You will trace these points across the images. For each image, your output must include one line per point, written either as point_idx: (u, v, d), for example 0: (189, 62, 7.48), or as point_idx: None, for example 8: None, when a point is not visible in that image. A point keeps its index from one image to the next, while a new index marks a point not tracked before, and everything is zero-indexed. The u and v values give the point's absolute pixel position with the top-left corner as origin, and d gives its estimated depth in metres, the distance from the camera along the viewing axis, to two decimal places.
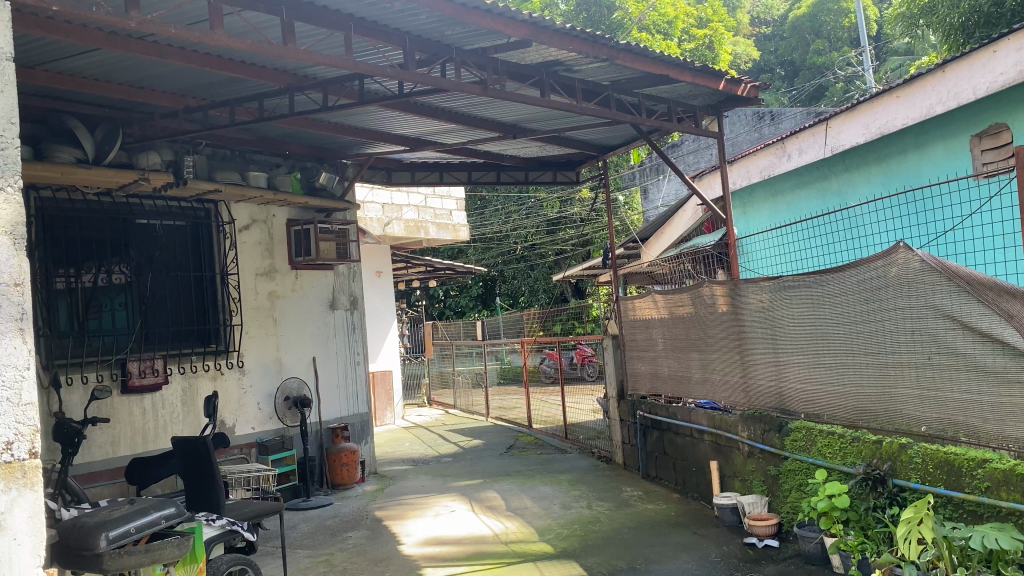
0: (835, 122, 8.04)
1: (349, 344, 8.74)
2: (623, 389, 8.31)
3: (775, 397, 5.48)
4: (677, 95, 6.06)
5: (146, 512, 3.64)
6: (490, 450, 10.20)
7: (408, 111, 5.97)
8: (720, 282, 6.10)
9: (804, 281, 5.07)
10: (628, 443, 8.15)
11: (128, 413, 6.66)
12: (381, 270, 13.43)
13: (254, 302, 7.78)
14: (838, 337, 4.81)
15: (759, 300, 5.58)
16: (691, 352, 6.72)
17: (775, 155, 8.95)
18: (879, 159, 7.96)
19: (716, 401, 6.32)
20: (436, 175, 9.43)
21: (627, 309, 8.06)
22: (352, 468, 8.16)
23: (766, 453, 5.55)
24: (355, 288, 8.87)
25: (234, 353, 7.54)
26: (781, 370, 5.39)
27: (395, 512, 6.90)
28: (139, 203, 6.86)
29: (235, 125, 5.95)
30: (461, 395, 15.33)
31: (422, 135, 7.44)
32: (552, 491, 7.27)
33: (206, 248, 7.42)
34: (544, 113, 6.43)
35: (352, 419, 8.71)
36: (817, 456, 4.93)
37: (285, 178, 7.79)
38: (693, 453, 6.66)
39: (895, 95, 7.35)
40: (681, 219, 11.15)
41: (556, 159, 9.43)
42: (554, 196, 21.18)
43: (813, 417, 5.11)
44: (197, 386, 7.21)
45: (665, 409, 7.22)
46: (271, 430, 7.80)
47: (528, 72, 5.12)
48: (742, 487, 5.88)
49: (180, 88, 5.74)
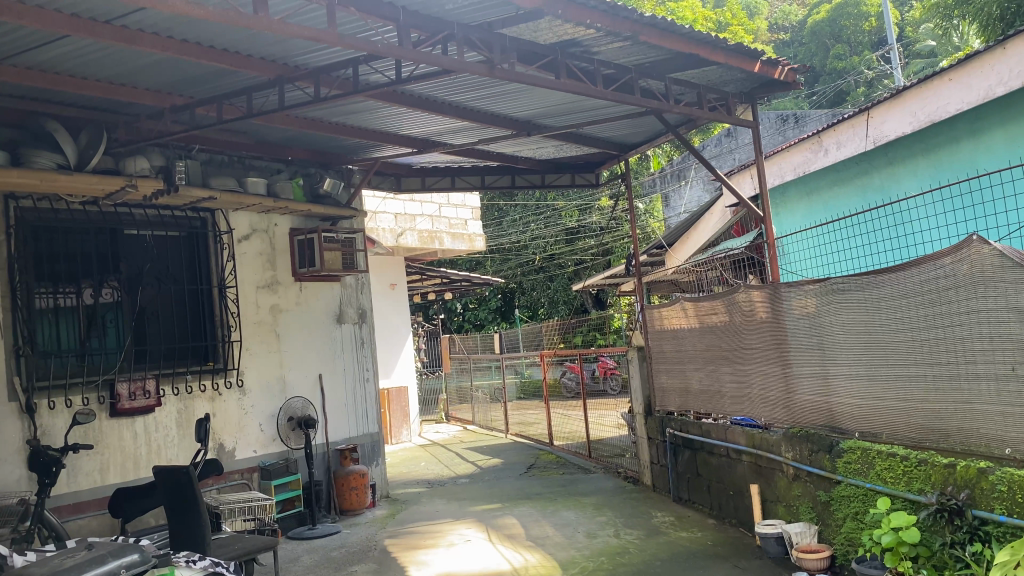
0: (878, 111, 7.49)
1: (358, 361, 8.23)
2: (651, 404, 7.75)
3: (824, 413, 4.91)
4: (711, 80, 5.46)
5: (103, 561, 3.13)
6: (509, 470, 9.66)
7: (412, 104, 5.48)
8: (758, 286, 5.55)
9: (860, 281, 4.51)
10: (657, 464, 7.56)
11: (118, 437, 6.20)
12: (396, 282, 13.01)
13: (255, 317, 7.30)
14: (897, 344, 4.25)
15: (804, 307, 5.03)
16: (726, 364, 6.15)
17: (810, 150, 8.41)
18: (926, 151, 7.37)
19: (755, 418, 5.75)
20: (447, 180, 8.91)
21: (653, 318, 7.51)
22: (362, 492, 7.60)
23: (814, 476, 4.95)
24: (363, 300, 8.36)
25: (233, 371, 7.05)
26: (830, 380, 4.83)
27: (407, 542, 6.36)
28: (128, 212, 6.43)
29: (222, 124, 5.45)
30: (479, 411, 14.82)
31: (430, 135, 6.95)
32: (576, 517, 6.70)
33: (202, 260, 6.98)
34: (560, 104, 5.91)
35: (361, 440, 8.17)
36: (875, 480, 4.34)
37: (286, 184, 7.30)
38: (730, 475, 6.07)
39: (948, 78, 6.76)
40: (709, 222, 10.64)
41: (575, 160, 8.91)
42: (573, 205, 21.28)
43: (869, 435, 4.51)
44: (194, 408, 6.72)
45: (698, 427, 6.65)
46: (275, 453, 7.30)
47: (541, 53, 4.59)
48: (787, 514, 5.28)
49: (165, 85, 5.27)
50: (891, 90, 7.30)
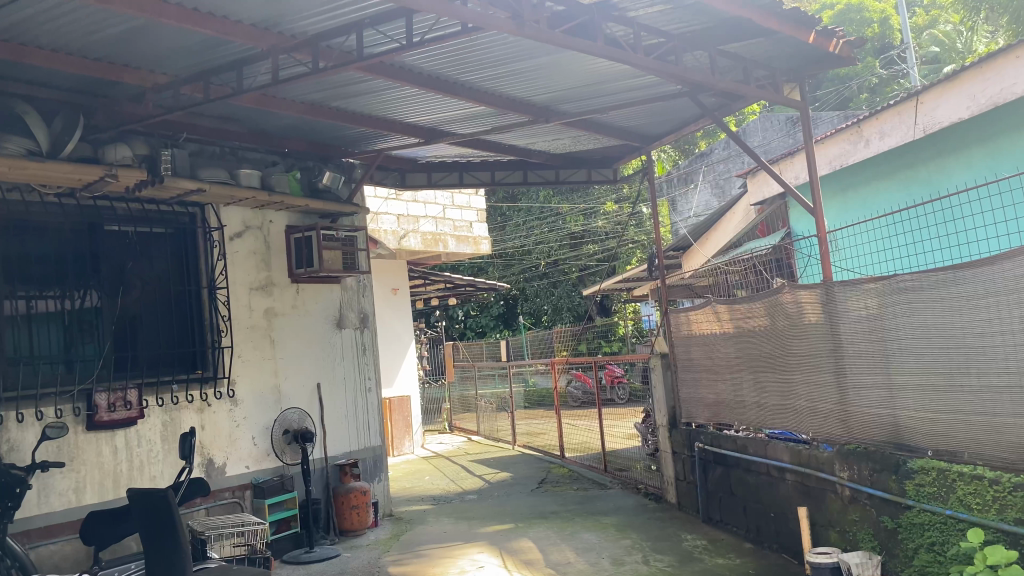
0: (929, 96, 6.99)
1: (359, 368, 7.65)
2: (676, 415, 7.18)
3: (887, 428, 4.33)
4: (757, 54, 4.94)
5: None
6: (520, 485, 9.07)
7: (425, 82, 4.94)
8: (807, 287, 5.01)
9: (937, 278, 3.95)
10: (683, 480, 6.98)
11: (96, 453, 5.62)
12: (398, 286, 12.44)
13: (248, 321, 6.73)
14: (980, 351, 3.70)
15: (865, 308, 4.48)
16: (766, 372, 5.59)
17: (850, 141, 7.98)
18: (984, 140, 6.84)
19: (800, 432, 5.20)
20: (455, 176, 8.36)
21: (679, 323, 6.96)
22: (363, 511, 7.02)
23: (875, 500, 4.38)
24: (365, 303, 7.80)
25: (224, 381, 6.48)
26: (896, 390, 4.26)
27: (413, 568, 5.78)
28: (109, 206, 5.90)
29: (210, 104, 4.88)
30: (484, 420, 14.23)
31: (439, 123, 6.40)
32: (599, 540, 6.12)
33: (190, 260, 6.41)
34: (586, 84, 5.35)
35: (363, 454, 7.59)
36: (958, 507, 3.78)
37: (282, 176, 6.73)
38: (771, 494, 5.50)
39: (1014, 55, 6.19)
40: (732, 222, 10.12)
41: (591, 154, 8.35)
42: (577, 210, 20.62)
43: (945, 454, 3.93)
44: (181, 420, 6.14)
45: (732, 441, 6.10)
46: (268, 469, 6.72)
47: (574, 14, 4.03)
48: (841, 541, 4.71)
49: (146, 60, 4.68)
50: (947, 73, 6.79)
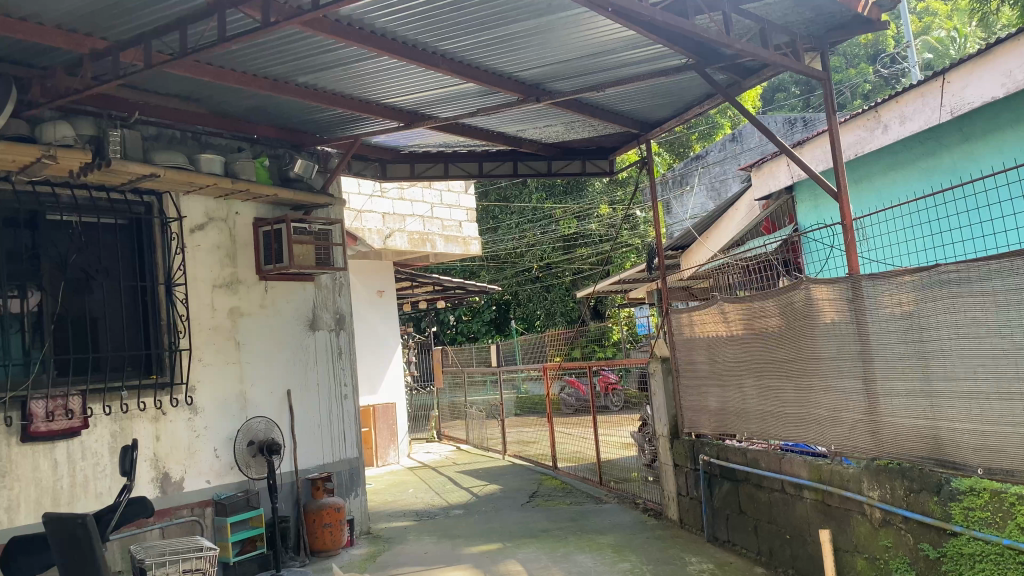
0: (955, 75, 6.49)
1: (334, 374, 7.06)
2: (678, 424, 6.62)
3: (927, 443, 3.76)
4: (770, 11, 4.43)
5: None
6: (509, 498, 8.50)
7: (401, 48, 4.40)
8: (829, 281, 4.47)
9: (986, 266, 3.42)
10: (685, 495, 6.41)
11: (33, 467, 5.01)
12: (384, 288, 11.85)
13: (210, 322, 6.15)
14: None
15: (897, 305, 3.94)
16: (780, 378, 5.03)
17: (866, 128, 7.50)
18: (1016, 122, 6.31)
19: (819, 445, 4.64)
20: (440, 167, 7.83)
21: (681, 325, 6.40)
22: (337, 529, 6.42)
23: (912, 524, 3.82)
24: (341, 304, 7.22)
25: (183, 387, 5.88)
26: (938, 397, 3.70)
27: None
28: (52, 194, 5.30)
29: (153, 70, 4.29)
30: (473, 429, 13.65)
31: (422, 103, 5.84)
32: (594, 563, 5.54)
33: (146, 253, 5.82)
34: (580, 53, 4.81)
35: (338, 467, 7.00)
36: (1017, 536, 3.22)
37: (249, 162, 6.15)
38: (787, 514, 4.94)
39: None
40: (734, 218, 9.60)
41: (585, 145, 7.82)
42: (569, 211, 19.98)
43: (999, 473, 3.38)
44: (132, 429, 5.54)
45: (741, 454, 5.53)
46: (232, 484, 6.13)
47: None
48: (869, 569, 4.15)
49: (78, 20, 4.09)
50: (977, 50, 6.30)
